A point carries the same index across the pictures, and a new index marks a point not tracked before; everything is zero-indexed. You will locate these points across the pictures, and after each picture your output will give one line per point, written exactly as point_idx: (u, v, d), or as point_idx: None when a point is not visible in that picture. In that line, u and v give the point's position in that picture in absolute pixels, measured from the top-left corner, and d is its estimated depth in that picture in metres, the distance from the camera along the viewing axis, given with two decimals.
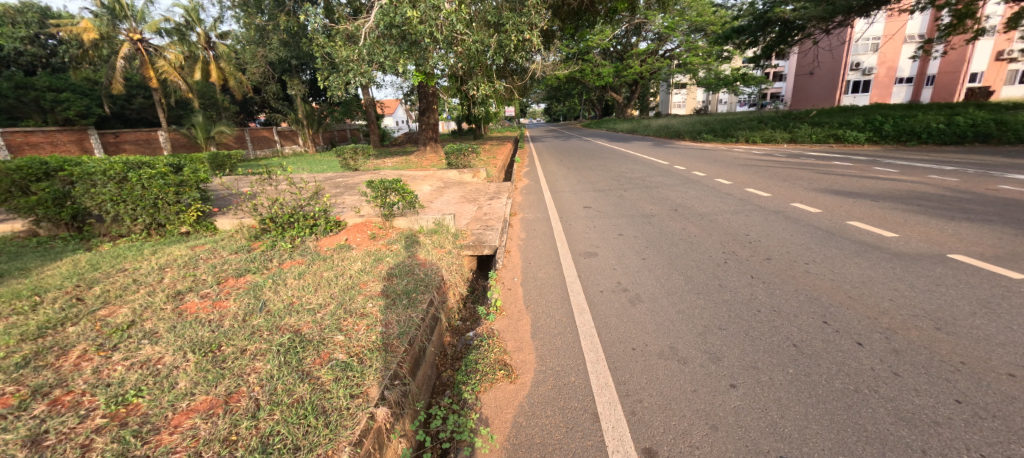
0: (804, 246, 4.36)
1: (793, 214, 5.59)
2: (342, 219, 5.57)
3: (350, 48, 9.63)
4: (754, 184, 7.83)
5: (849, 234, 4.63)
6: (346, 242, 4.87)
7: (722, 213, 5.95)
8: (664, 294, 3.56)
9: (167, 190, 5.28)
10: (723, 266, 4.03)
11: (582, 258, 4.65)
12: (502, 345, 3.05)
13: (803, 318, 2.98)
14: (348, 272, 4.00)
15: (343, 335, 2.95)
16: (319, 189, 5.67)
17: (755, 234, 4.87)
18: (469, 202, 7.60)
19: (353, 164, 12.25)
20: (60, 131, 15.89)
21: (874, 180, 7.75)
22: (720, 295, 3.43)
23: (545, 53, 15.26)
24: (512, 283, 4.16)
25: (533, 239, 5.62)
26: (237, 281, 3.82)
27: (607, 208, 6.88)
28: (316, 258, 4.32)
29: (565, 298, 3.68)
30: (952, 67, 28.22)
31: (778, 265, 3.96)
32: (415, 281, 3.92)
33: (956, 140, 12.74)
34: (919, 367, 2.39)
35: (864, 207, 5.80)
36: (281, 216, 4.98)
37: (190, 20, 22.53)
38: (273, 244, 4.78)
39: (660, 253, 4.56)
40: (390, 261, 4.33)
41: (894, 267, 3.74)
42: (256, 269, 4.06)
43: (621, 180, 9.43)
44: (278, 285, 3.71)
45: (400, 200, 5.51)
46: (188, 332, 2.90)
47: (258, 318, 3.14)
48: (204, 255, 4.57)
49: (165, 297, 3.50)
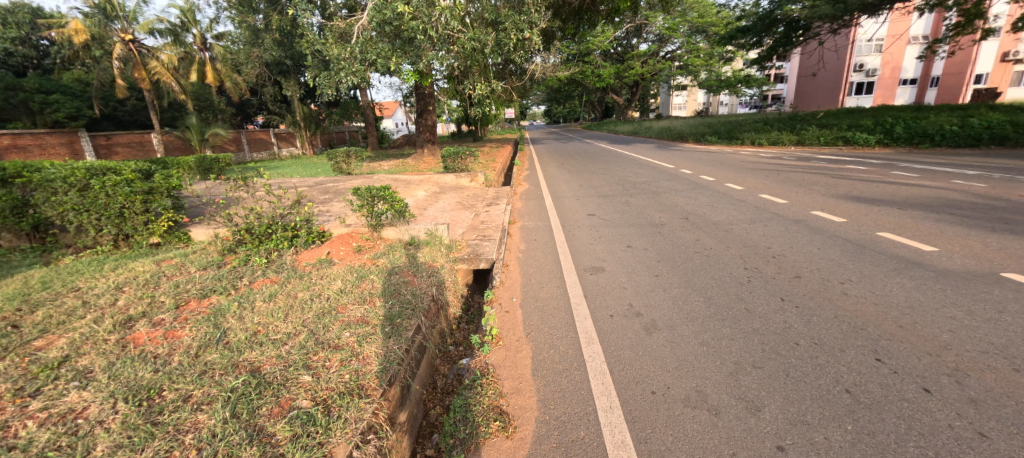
0: (835, 262, 3.91)
1: (815, 224, 5.15)
2: (326, 230, 5.13)
3: (342, 47, 9.25)
4: (768, 189, 7.39)
5: (884, 248, 4.18)
6: (329, 256, 4.41)
7: (737, 222, 5.51)
8: (682, 320, 3.13)
9: (134, 198, 4.85)
10: (746, 285, 3.60)
11: (587, 274, 4.21)
12: (497, 385, 2.61)
13: (851, 355, 2.54)
14: (326, 292, 3.56)
15: (310, 375, 2.50)
16: (301, 196, 5.20)
17: (778, 248, 4.43)
18: (465, 209, 7.17)
19: (346, 168, 11.80)
20: (49, 134, 15.50)
21: (895, 185, 7.31)
22: (749, 323, 2.99)
23: (545, 54, 14.87)
24: (510, 305, 3.72)
25: (533, 251, 5.17)
26: (200, 304, 3.38)
27: (613, 215, 6.45)
28: (292, 276, 3.87)
29: (569, 325, 3.24)
30: (956, 69, 27.92)
31: (810, 285, 3.51)
32: (401, 303, 3.49)
33: (970, 143, 12.25)
34: (1008, 424, 1.94)
35: (892, 216, 5.35)
36: (257, 227, 4.50)
37: (185, 21, 22.24)
38: (246, 259, 4.32)
39: (674, 269, 4.11)
40: (375, 279, 3.88)
41: (944, 288, 3.30)
42: (222, 289, 3.63)
43: (625, 185, 9.00)
44: (244, 309, 3.26)
45: (389, 209, 5.03)
46: (125, 373, 2.46)
47: (213, 352, 2.69)
48: (169, 272, 4.13)
49: (112, 325, 3.04)
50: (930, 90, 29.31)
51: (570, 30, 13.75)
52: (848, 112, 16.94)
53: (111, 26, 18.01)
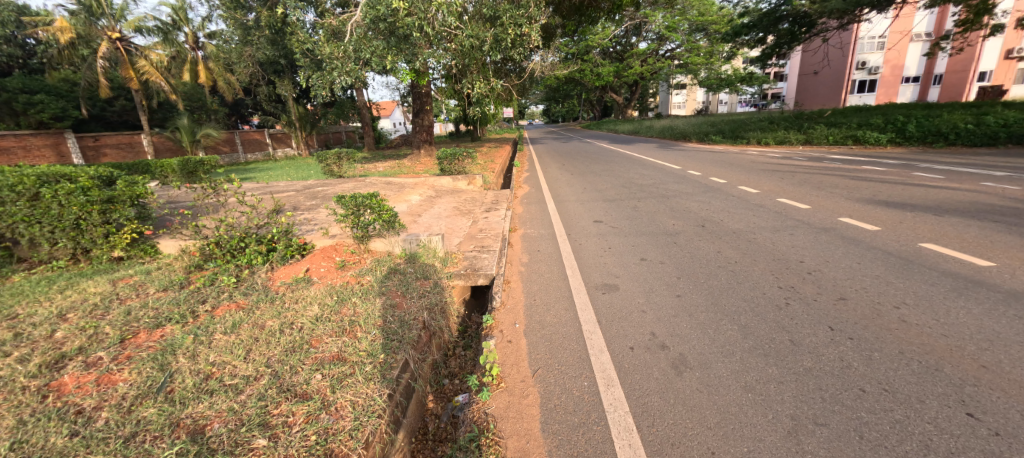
0: (883, 281, 3.43)
1: (846, 232, 4.69)
2: (308, 242, 4.63)
3: (334, 45, 8.75)
4: (785, 193, 6.92)
5: (931, 263, 3.71)
6: (307, 274, 3.91)
7: (760, 230, 5.04)
8: (718, 356, 2.64)
9: (91, 209, 4.32)
10: (784, 310, 3.12)
11: (600, 293, 3.72)
12: (499, 448, 2.12)
13: (934, 408, 2.07)
14: (299, 321, 3.06)
15: (267, 439, 2.01)
16: (279, 204, 4.69)
17: (812, 262, 3.94)
18: (462, 215, 6.69)
19: (337, 171, 11.23)
20: (33, 135, 15.02)
21: (922, 188, 6.82)
22: (799, 360, 2.52)
23: (545, 53, 14.41)
24: (512, 332, 3.23)
25: (536, 264, 4.67)
26: (150, 337, 2.90)
27: (622, 222, 5.97)
28: (262, 299, 3.36)
29: (582, 360, 2.75)
30: (960, 66, 27.16)
31: (860, 311, 3.02)
32: (386, 333, 2.99)
33: (986, 141, 11.75)
34: None
35: (930, 222, 4.87)
36: (227, 241, 4.02)
37: (177, 20, 21.73)
38: (214, 278, 3.82)
39: (698, 288, 3.63)
40: (357, 303, 3.38)
41: (1018, 314, 2.81)
42: (179, 316, 3.13)
43: (632, 187, 8.50)
44: (200, 344, 2.76)
45: (377, 219, 4.50)
46: (32, 440, 1.96)
47: (150, 407, 2.19)
48: (124, 294, 3.62)
49: (38, 367, 2.55)
50: (931, 89, 28.69)
51: (570, 27, 13.31)
52: (856, 110, 16.51)
53: (96, 24, 17.50)
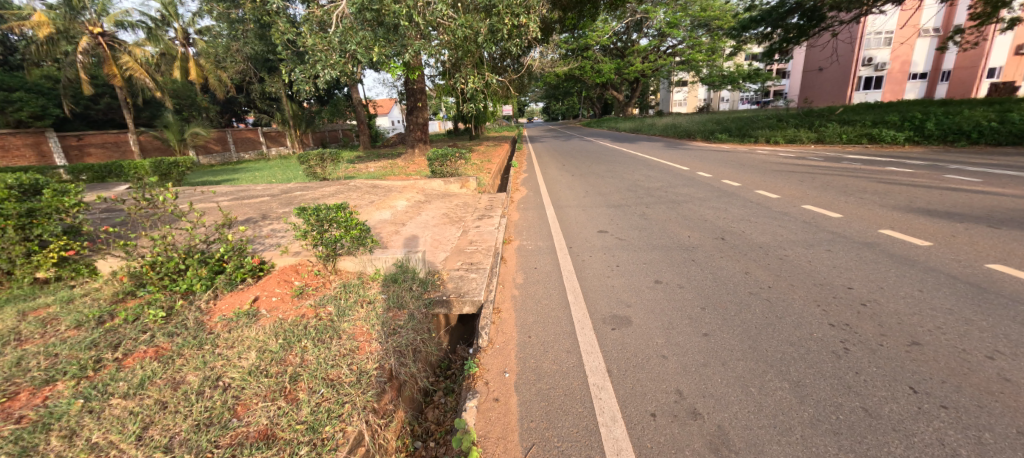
0: (961, 319, 2.76)
1: (894, 249, 4.04)
2: (268, 263, 3.97)
3: (317, 36, 7.93)
4: (810, 198, 6.29)
5: (1014, 292, 3.05)
6: (253, 304, 3.24)
7: (791, 245, 4.38)
8: (772, 434, 1.98)
9: (5, 225, 3.63)
10: (844, 359, 2.46)
11: (608, 329, 3.06)
12: None
13: None
14: (229, 374, 2.40)
15: None
16: (230, 216, 3.97)
17: (862, 289, 3.29)
18: (451, 223, 6.03)
19: (321, 173, 10.52)
20: (12, 134, 14.24)
21: (962, 192, 6.17)
22: (885, 445, 1.86)
23: (543, 48, 13.72)
24: (500, 386, 2.56)
25: (533, 287, 4.01)
26: (30, 401, 2.24)
27: (629, 233, 5.31)
28: (188, 344, 2.70)
29: (590, 433, 2.10)
30: (970, 62, 26.75)
31: (944, 363, 2.36)
32: (337, 392, 2.29)
33: (1013, 140, 11.03)
34: None
35: (988, 236, 4.22)
36: (162, 263, 3.36)
37: (166, 15, 20.96)
38: (140, 311, 3.14)
39: (728, 323, 2.97)
40: (308, 346, 2.70)
41: None
42: (78, 369, 2.47)
43: (638, 191, 7.82)
44: (89, 413, 2.10)
45: (344, 236, 3.78)
46: None
47: None
48: (27, 333, 2.96)
49: None
50: (939, 85, 28.11)
51: (570, 20, 12.59)
52: (866, 106, 15.88)
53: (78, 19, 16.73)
